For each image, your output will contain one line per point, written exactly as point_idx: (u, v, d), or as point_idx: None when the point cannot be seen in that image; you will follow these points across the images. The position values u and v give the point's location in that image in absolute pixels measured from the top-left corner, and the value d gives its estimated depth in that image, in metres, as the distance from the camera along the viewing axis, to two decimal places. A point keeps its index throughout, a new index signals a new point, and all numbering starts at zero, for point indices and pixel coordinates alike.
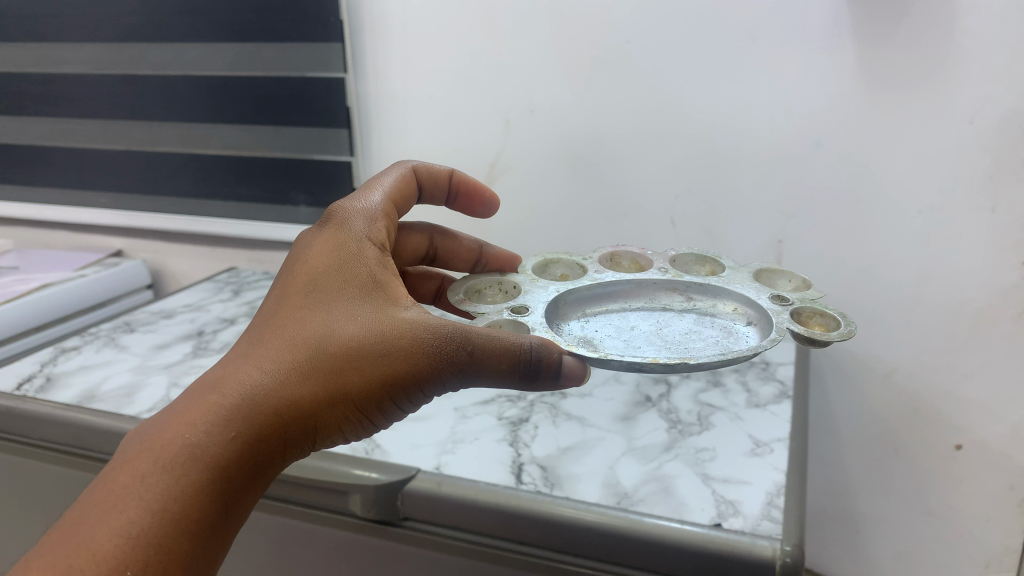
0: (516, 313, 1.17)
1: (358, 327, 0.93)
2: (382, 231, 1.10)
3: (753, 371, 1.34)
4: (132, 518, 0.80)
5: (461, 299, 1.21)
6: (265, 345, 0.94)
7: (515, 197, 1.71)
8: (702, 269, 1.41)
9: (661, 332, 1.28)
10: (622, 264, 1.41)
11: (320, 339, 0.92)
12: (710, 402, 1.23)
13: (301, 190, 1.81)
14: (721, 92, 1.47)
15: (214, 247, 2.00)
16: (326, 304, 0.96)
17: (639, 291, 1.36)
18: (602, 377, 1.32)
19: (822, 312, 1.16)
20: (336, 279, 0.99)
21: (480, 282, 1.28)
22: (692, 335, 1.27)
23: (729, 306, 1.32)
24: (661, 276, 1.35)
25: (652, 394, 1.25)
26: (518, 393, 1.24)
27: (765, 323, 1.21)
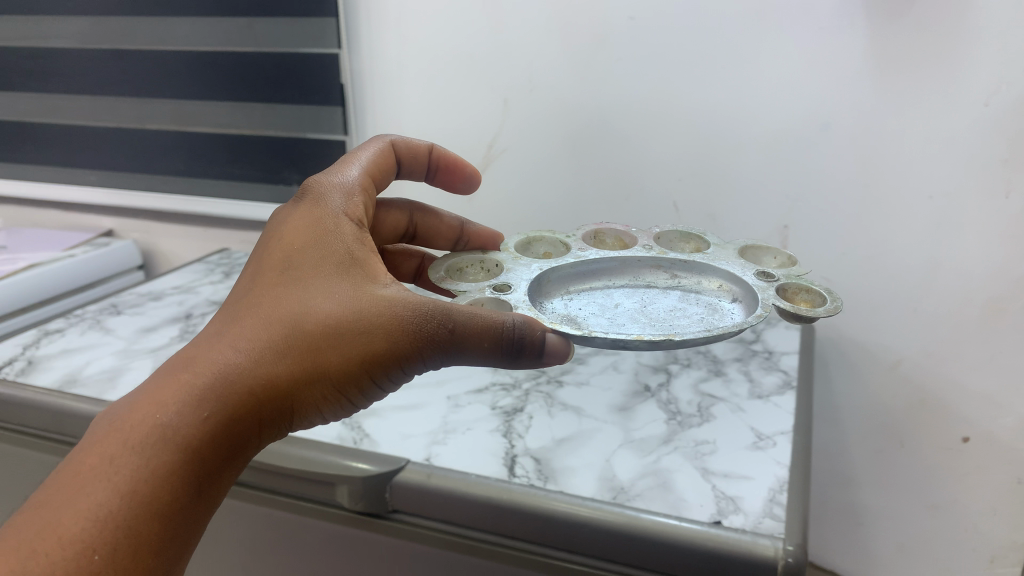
0: (499, 293, 1.16)
1: (337, 304, 0.90)
2: (359, 206, 1.07)
3: (756, 361, 1.30)
4: (101, 501, 0.77)
5: (443, 277, 1.20)
6: (240, 322, 0.90)
7: (513, 179, 1.66)
8: (687, 246, 1.41)
9: (645, 309, 1.31)
10: (608, 241, 1.42)
11: (298, 316, 0.89)
12: (711, 392, 1.19)
13: (294, 169, 1.76)
14: (727, 71, 1.42)
15: (206, 227, 1.96)
16: (302, 280, 0.93)
17: (625, 268, 1.39)
18: (600, 364, 1.28)
19: (808, 289, 1.19)
20: (313, 254, 0.95)
21: (461, 258, 1.27)
22: (676, 311, 1.30)
23: (713, 283, 1.36)
24: (647, 253, 1.37)
25: (651, 383, 1.21)
26: (513, 382, 1.20)
27: (750, 303, 1.24)
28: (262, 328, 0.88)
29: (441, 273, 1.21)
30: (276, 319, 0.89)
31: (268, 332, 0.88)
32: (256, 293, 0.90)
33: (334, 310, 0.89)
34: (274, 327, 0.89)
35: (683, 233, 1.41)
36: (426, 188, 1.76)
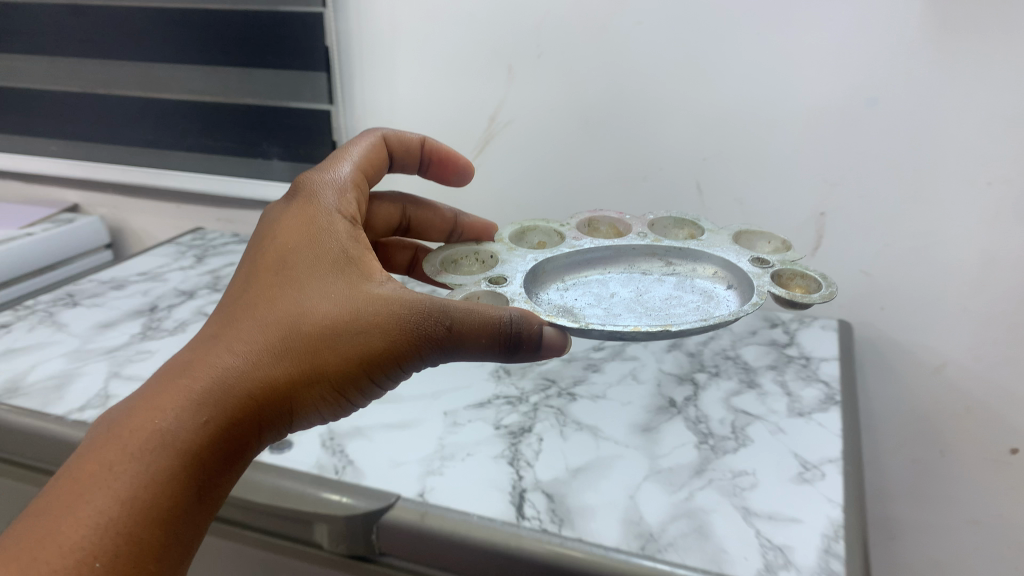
0: (494, 285, 1.04)
1: (334, 303, 0.84)
2: (354, 199, 1.00)
3: (792, 369, 1.15)
4: (99, 509, 0.72)
5: (436, 270, 1.07)
6: (237, 324, 0.84)
7: (517, 157, 1.49)
8: (681, 233, 1.27)
9: (641, 299, 1.17)
10: (602, 229, 1.28)
11: (297, 315, 0.83)
12: (746, 409, 1.04)
13: (274, 141, 1.60)
14: (762, 37, 1.25)
15: (180, 203, 1.79)
16: (299, 278, 0.86)
17: (617, 256, 1.23)
18: (618, 373, 1.12)
19: (803, 274, 1.08)
20: (309, 251, 0.89)
21: (458, 249, 1.13)
22: (672, 300, 1.16)
23: (709, 270, 1.21)
24: (642, 240, 1.23)
25: (676, 398, 1.06)
26: (519, 395, 1.05)
27: (745, 290, 1.12)
28: (261, 328, 0.83)
29: (435, 265, 1.08)
30: (275, 319, 0.83)
31: (267, 332, 0.83)
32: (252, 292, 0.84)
33: (333, 309, 0.83)
34: (272, 327, 0.83)
35: (674, 219, 1.28)
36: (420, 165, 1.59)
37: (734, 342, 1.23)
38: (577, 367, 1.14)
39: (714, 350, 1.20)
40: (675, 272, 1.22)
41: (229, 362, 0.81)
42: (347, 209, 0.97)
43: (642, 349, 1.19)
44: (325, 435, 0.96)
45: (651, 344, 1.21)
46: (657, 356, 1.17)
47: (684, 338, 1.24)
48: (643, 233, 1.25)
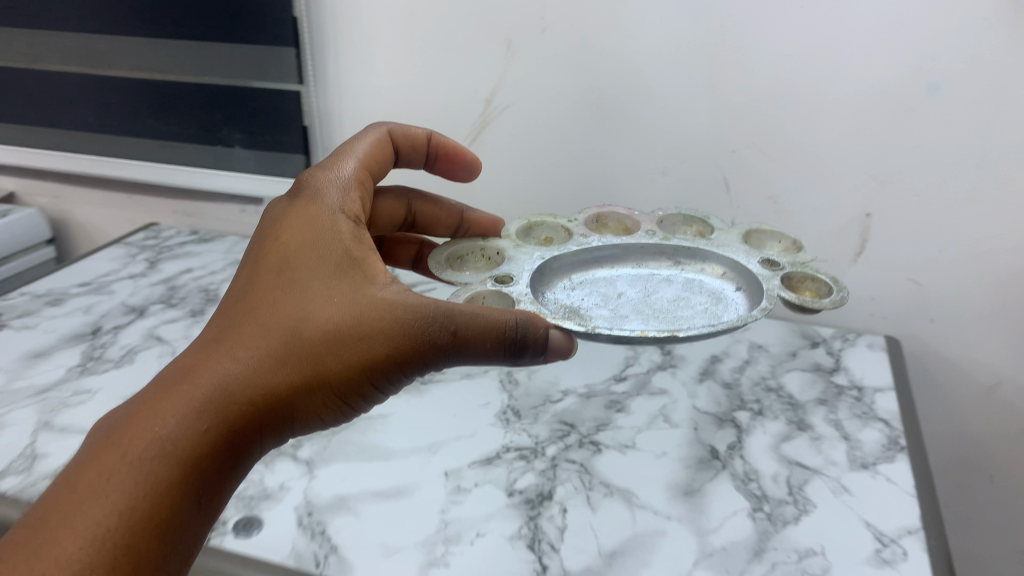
0: (501, 281, 0.84)
1: (339, 305, 0.75)
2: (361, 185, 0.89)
3: (845, 404, 1.00)
4: (98, 519, 0.62)
5: (443, 268, 0.87)
6: (237, 325, 0.74)
7: (518, 146, 1.30)
8: (686, 229, 1.04)
9: (650, 303, 0.92)
10: (611, 223, 1.03)
11: (301, 313, 0.74)
12: (801, 460, 0.89)
13: (236, 126, 1.39)
14: (808, 13, 1.06)
15: (131, 194, 1.58)
16: (302, 275, 0.77)
17: (622, 253, 0.98)
18: (647, 415, 0.95)
19: (814, 275, 0.89)
20: (311, 245, 0.79)
21: (460, 245, 0.92)
22: (682, 306, 0.91)
23: (717, 272, 0.97)
24: (649, 236, 0.98)
25: (719, 447, 0.90)
26: (535, 448, 0.88)
27: (752, 295, 0.90)
28: (263, 328, 0.73)
29: (440, 263, 0.88)
30: (279, 318, 0.74)
31: (270, 331, 0.73)
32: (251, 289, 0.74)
33: (339, 311, 0.74)
34: (276, 326, 0.73)
35: (686, 214, 1.04)
36: None
37: (773, 368, 1.07)
38: (598, 406, 0.97)
39: (752, 381, 1.04)
40: (687, 276, 0.98)
41: (232, 363, 0.71)
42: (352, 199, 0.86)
43: (670, 381, 1.03)
44: (302, 510, 0.79)
45: (679, 374, 1.04)
46: (688, 390, 1.01)
47: (716, 364, 1.07)
48: (650, 229, 1.00)
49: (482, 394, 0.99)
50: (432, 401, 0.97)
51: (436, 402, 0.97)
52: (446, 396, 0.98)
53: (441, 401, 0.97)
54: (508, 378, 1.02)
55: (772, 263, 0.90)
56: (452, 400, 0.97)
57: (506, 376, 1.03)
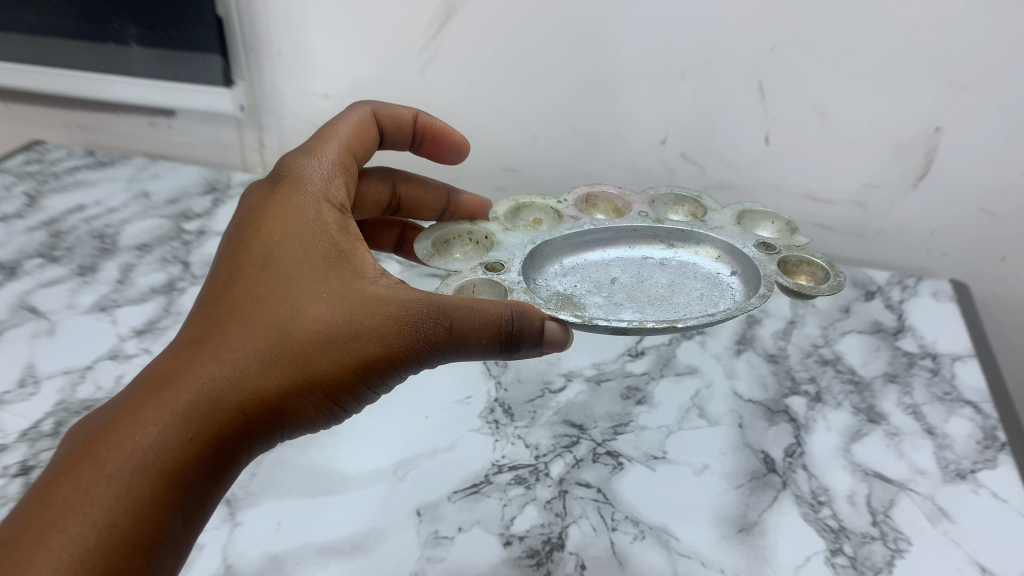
0: (493, 269, 0.65)
1: (334, 292, 0.59)
2: (345, 158, 0.72)
3: (920, 380, 0.79)
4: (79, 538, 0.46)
5: (429, 253, 0.66)
6: (215, 320, 0.57)
7: (492, 44, 0.98)
8: (677, 214, 0.78)
9: (641, 298, 0.68)
10: (599, 205, 0.77)
11: (291, 301, 0.58)
12: (880, 471, 0.68)
13: (126, 17, 1.07)
14: None
15: (8, 103, 1.27)
16: (288, 255, 0.60)
17: (605, 242, 0.73)
18: (676, 407, 0.74)
19: (810, 258, 0.68)
20: (293, 220, 0.62)
21: (446, 228, 0.69)
22: (679, 299, 0.68)
23: (715, 255, 0.72)
24: (643, 218, 0.74)
25: (774, 456, 0.69)
26: (537, 469, 0.66)
27: (754, 283, 0.67)
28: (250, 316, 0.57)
29: (426, 247, 0.67)
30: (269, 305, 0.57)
31: (258, 321, 0.56)
32: (230, 274, 0.57)
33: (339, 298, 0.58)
34: (265, 314, 0.57)
35: (678, 193, 0.78)
36: (338, 56, 1.04)
37: (825, 333, 0.85)
38: (612, 397, 0.75)
39: (801, 352, 0.82)
40: (683, 263, 0.73)
41: (218, 357, 0.55)
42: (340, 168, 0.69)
43: (699, 356, 0.81)
44: None
45: (710, 346, 0.83)
46: (724, 368, 0.79)
47: (754, 332, 0.85)
48: (642, 211, 0.75)
49: (461, 383, 0.76)
50: (398, 396, 0.74)
51: (402, 397, 0.74)
52: (415, 388, 0.75)
53: (409, 396, 0.74)
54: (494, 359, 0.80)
55: (765, 244, 0.69)
56: (423, 394, 0.74)
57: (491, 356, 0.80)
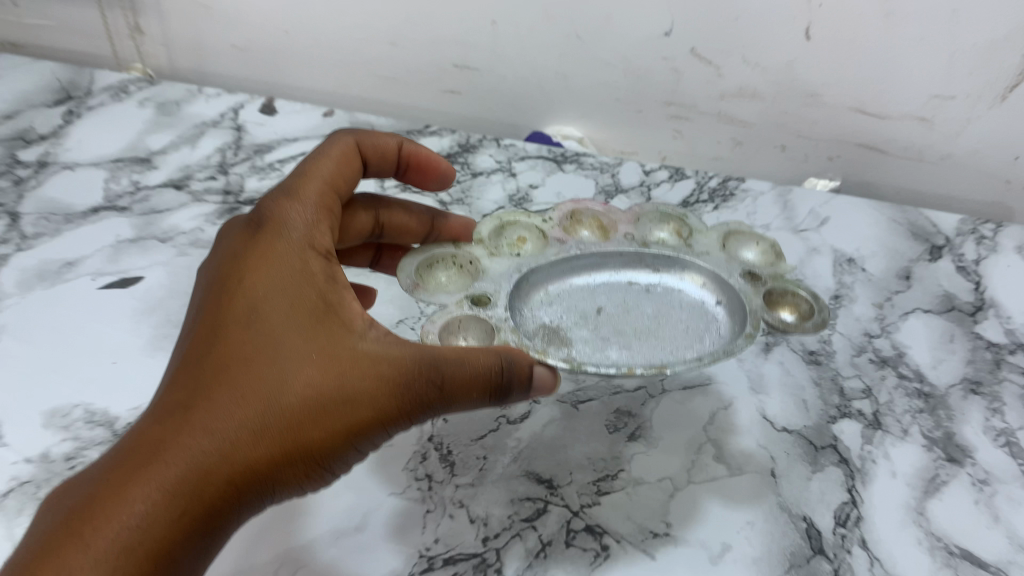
0: (480, 302, 0.48)
1: (327, 337, 0.44)
2: (334, 187, 0.53)
3: (1012, 389, 0.58)
4: None
5: (413, 283, 0.49)
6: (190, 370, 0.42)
7: None
8: (664, 230, 0.57)
9: (628, 340, 0.50)
10: (583, 224, 0.56)
11: (280, 346, 0.43)
12: (969, 551, 0.48)
13: None
14: None
15: None
16: (267, 285, 0.45)
17: (586, 266, 0.54)
18: (683, 445, 0.53)
19: (793, 288, 0.52)
20: (272, 245, 0.47)
21: (432, 253, 0.51)
22: (670, 341, 0.50)
23: (702, 285, 0.54)
24: (625, 240, 0.55)
25: (819, 529, 0.49)
26: (486, 566, 0.46)
27: (739, 319, 0.50)
28: (231, 368, 0.42)
29: (410, 276, 0.49)
30: (252, 353, 0.42)
31: (242, 375, 0.42)
32: (207, 319, 0.43)
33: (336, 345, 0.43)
34: (250, 366, 0.42)
35: (662, 208, 0.58)
36: None
37: (879, 314, 0.64)
38: (594, 430, 0.54)
39: (850, 346, 0.61)
40: (669, 289, 0.54)
41: (200, 423, 0.40)
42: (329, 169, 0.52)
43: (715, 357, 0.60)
44: None
45: None
46: (749, 377, 0.58)
47: None
48: (626, 232, 0.56)
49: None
50: None
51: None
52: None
53: None
54: None
55: (747, 270, 0.53)
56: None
57: None
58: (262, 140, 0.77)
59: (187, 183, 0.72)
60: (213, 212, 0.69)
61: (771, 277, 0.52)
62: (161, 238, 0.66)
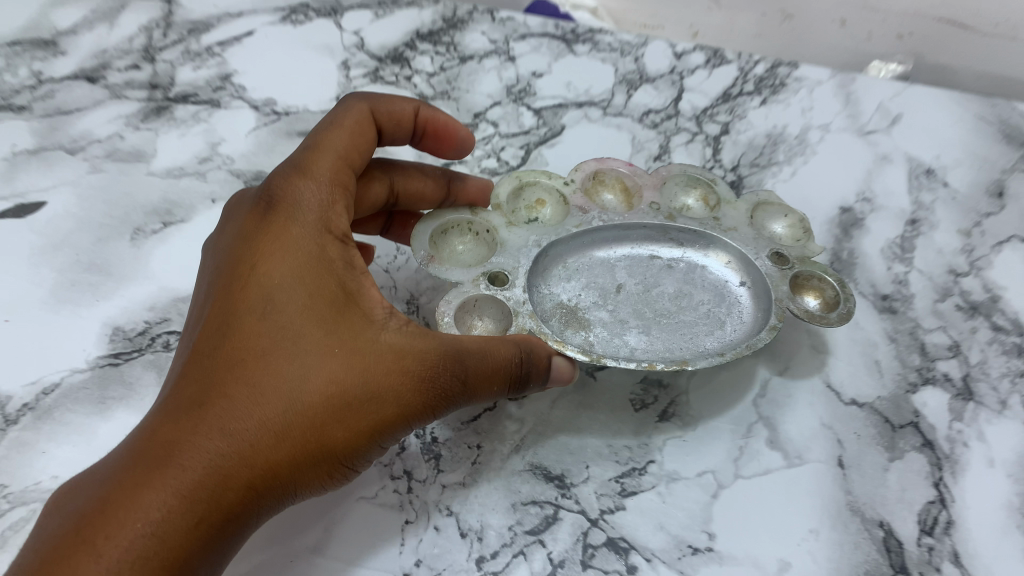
0: (498, 281, 0.40)
1: (351, 321, 0.35)
2: (351, 158, 0.40)
3: None
4: None
5: (427, 257, 0.40)
6: (198, 358, 0.34)
7: None
8: (690, 196, 0.47)
9: (648, 323, 0.41)
10: (605, 186, 0.47)
11: (298, 330, 0.35)
12: None
13: None
14: None
15: None
16: (282, 257, 0.36)
17: (607, 238, 0.44)
18: (728, 427, 0.42)
19: (820, 272, 0.42)
20: (282, 209, 0.38)
21: (448, 219, 0.42)
22: (689, 328, 0.41)
23: (726, 263, 0.44)
24: (649, 209, 0.45)
25: (900, 539, 0.39)
26: None
27: (765, 304, 0.41)
28: (248, 357, 0.34)
29: (424, 246, 0.41)
30: (270, 338, 0.34)
31: (258, 365, 0.34)
32: (214, 299, 0.35)
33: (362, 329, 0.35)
34: (268, 354, 0.34)
35: (691, 171, 0.47)
36: None
37: (966, 245, 0.51)
38: (614, 407, 0.43)
39: (932, 289, 0.49)
40: (691, 266, 0.44)
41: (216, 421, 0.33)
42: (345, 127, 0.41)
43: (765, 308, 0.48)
44: None
45: None
46: (810, 332, 0.46)
47: (853, 246, 0.51)
48: (652, 201, 0.45)
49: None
50: None
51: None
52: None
53: None
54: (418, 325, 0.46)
55: (776, 248, 0.43)
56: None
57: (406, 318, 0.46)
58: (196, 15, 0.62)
59: (103, 74, 0.58)
60: (136, 113, 0.55)
61: (798, 258, 0.42)
62: (69, 150, 0.52)
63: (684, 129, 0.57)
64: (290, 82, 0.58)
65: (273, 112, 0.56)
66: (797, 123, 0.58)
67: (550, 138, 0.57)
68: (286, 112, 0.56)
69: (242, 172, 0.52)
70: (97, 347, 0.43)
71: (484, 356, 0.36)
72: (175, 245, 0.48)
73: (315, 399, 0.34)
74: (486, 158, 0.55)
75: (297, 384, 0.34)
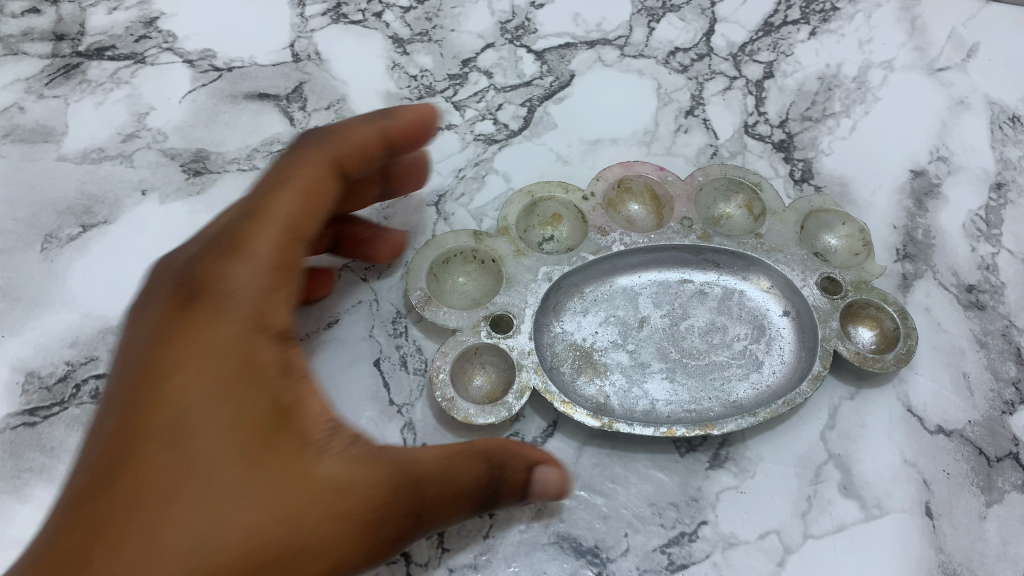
0: (502, 324, 0.42)
1: (281, 450, 0.30)
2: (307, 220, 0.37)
3: None
4: None
5: (423, 296, 0.43)
6: (86, 498, 0.28)
7: None
8: (731, 202, 0.48)
9: (673, 363, 0.43)
10: (633, 195, 0.48)
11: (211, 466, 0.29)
12: None
13: None
14: None
15: None
16: (201, 373, 0.31)
17: (632, 263, 0.46)
18: (796, 472, 0.42)
19: (878, 302, 0.44)
20: (204, 311, 0.32)
21: (448, 249, 0.44)
22: (721, 372, 0.42)
23: (767, 289, 0.46)
24: (681, 227, 0.45)
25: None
26: None
27: (809, 345, 0.43)
28: (151, 495, 0.28)
29: (421, 285, 0.43)
30: (182, 467, 0.29)
31: (163, 503, 0.28)
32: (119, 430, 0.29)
33: (299, 454, 0.30)
34: (175, 491, 0.28)
35: (730, 176, 0.48)
36: None
37: None
38: (654, 453, 0.43)
39: None
40: (727, 291, 0.46)
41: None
42: (293, 195, 0.37)
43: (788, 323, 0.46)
44: None
45: (867, 264, 0.45)
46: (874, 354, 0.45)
47: (929, 222, 0.50)
48: (683, 215, 0.46)
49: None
50: None
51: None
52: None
53: None
54: (408, 350, 0.46)
55: (828, 273, 0.44)
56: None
57: (393, 341, 0.46)
58: (149, 36, 0.57)
59: None
60: (40, 76, 0.55)
61: (854, 285, 0.44)
62: None
63: (719, 73, 0.56)
64: (230, 26, 0.58)
65: (212, 68, 0.56)
66: (854, 61, 0.57)
67: (557, 91, 0.56)
68: (228, 67, 0.56)
69: (177, 152, 0.52)
70: (8, 405, 0.42)
71: (447, 482, 0.32)
72: (116, 316, 0.45)
73: (234, 548, 0.28)
74: (480, 121, 0.55)
75: (212, 527, 0.28)
